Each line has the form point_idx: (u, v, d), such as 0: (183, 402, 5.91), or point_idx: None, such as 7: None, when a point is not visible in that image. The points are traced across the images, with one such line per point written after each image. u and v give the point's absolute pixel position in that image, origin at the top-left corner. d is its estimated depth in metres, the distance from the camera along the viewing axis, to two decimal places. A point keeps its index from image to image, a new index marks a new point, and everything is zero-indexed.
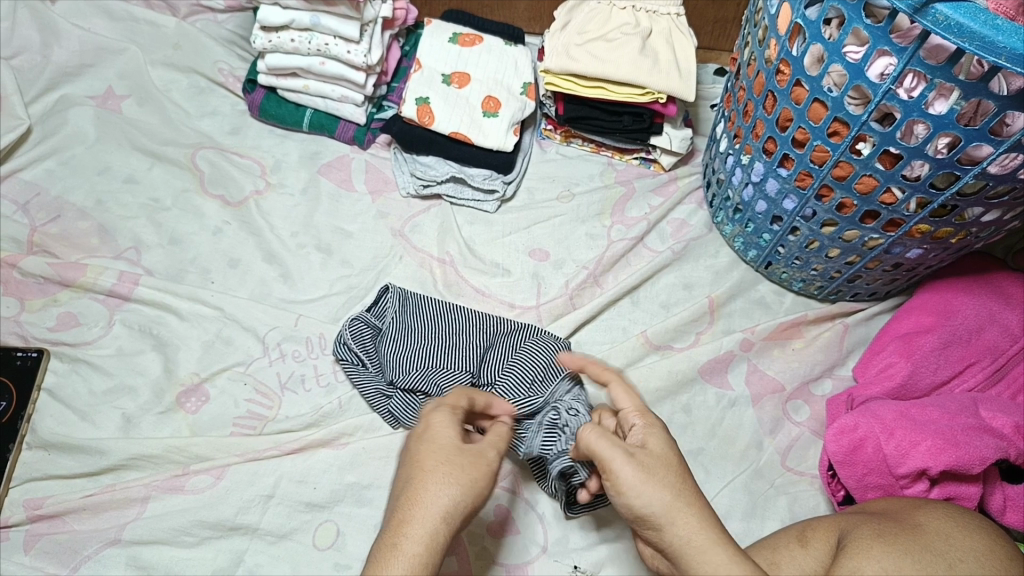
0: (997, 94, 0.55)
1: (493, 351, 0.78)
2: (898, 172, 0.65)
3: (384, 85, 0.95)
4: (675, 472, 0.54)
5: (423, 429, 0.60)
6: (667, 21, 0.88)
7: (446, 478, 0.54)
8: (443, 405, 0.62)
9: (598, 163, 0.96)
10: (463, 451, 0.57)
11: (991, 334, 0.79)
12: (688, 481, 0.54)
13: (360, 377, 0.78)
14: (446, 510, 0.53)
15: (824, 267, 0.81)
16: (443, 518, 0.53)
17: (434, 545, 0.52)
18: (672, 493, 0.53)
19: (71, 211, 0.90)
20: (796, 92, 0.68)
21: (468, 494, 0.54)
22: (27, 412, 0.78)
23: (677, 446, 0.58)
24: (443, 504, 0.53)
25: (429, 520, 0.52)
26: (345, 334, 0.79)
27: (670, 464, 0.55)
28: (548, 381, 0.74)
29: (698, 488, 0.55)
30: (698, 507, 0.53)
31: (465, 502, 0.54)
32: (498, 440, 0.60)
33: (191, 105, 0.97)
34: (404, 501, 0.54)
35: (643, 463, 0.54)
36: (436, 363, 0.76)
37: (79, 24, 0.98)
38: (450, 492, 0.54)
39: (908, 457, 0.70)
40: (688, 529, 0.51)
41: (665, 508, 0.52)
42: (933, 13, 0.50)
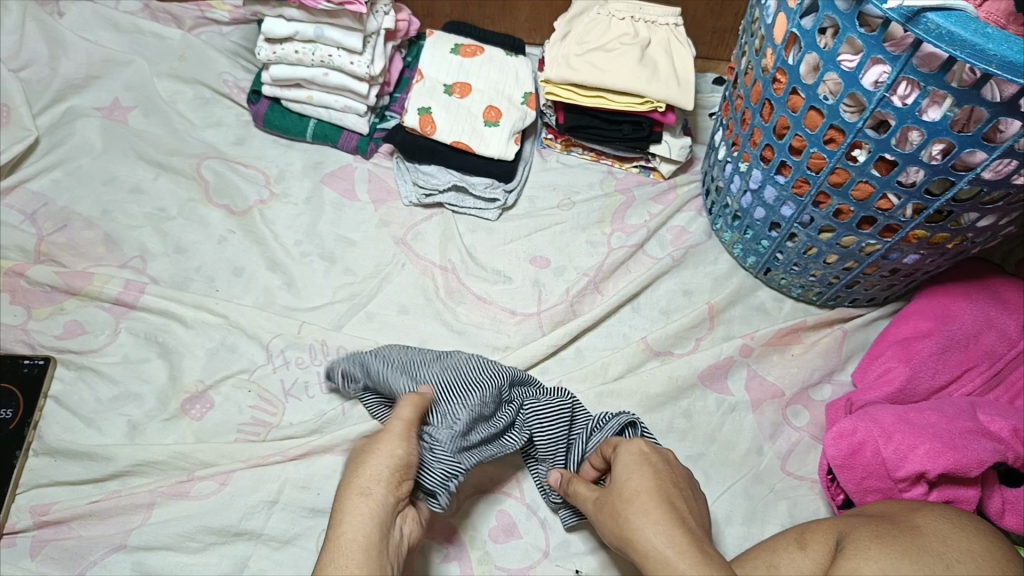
0: (989, 101, 0.55)
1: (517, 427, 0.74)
2: (893, 179, 0.66)
3: (386, 96, 0.96)
4: (623, 493, 0.58)
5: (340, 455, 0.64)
6: (665, 31, 0.89)
7: (355, 464, 0.58)
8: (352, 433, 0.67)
9: (598, 171, 0.97)
10: (374, 437, 0.61)
11: (988, 338, 0.80)
12: (634, 496, 0.57)
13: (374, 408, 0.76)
14: (365, 485, 0.56)
15: (823, 273, 0.82)
16: (361, 493, 0.55)
17: (368, 516, 0.54)
18: (619, 521, 0.56)
19: (78, 220, 0.91)
20: (793, 101, 0.69)
21: (384, 462, 0.58)
22: (34, 420, 0.79)
23: (640, 465, 0.60)
24: (358, 481, 0.56)
25: (351, 500, 0.55)
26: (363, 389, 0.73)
27: (620, 494, 0.58)
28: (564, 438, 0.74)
29: (651, 497, 0.56)
30: (639, 520, 0.54)
31: (379, 469, 0.57)
32: (409, 405, 0.64)
33: (196, 115, 0.98)
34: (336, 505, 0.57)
35: (607, 501, 0.59)
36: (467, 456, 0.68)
37: (87, 36, 1.00)
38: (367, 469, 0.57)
39: (907, 461, 0.70)
40: (635, 551, 0.53)
41: (620, 538, 0.56)
42: (925, 22, 0.51)
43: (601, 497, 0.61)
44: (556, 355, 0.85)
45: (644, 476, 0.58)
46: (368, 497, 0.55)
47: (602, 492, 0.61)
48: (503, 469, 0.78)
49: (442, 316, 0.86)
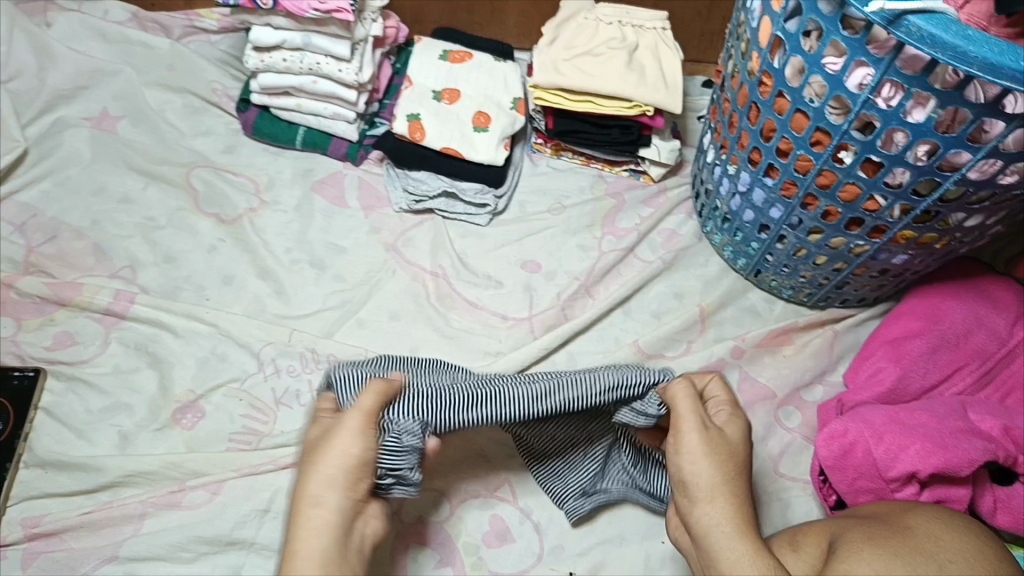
0: (973, 102, 0.56)
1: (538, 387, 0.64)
2: (880, 180, 0.66)
3: (376, 102, 0.96)
4: (736, 472, 0.59)
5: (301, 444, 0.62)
6: (653, 35, 0.90)
7: (307, 466, 0.56)
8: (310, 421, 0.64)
9: (588, 175, 0.97)
10: (329, 432, 0.58)
11: (978, 338, 0.80)
12: (742, 483, 0.59)
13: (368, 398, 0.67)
14: (315, 493, 0.55)
15: (812, 274, 0.82)
16: (311, 503, 0.55)
17: (320, 528, 0.54)
18: (724, 475, 0.58)
19: (67, 231, 0.90)
20: (779, 104, 0.69)
21: (336, 465, 0.56)
22: (24, 431, 0.79)
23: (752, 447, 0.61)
24: (309, 485, 0.55)
25: (304, 512, 0.55)
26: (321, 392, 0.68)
27: (733, 453, 0.59)
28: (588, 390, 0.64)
29: (749, 495, 0.59)
30: (740, 503, 0.57)
31: (330, 474, 0.55)
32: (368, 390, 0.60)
33: (186, 124, 0.98)
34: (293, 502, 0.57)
35: (715, 448, 0.59)
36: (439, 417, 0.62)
37: (75, 47, 0.99)
38: (317, 474, 0.56)
39: (898, 461, 0.70)
40: (721, 514, 0.57)
41: (709, 483, 0.58)
42: (907, 25, 0.51)
43: (707, 432, 0.60)
44: (548, 359, 0.84)
45: (747, 462, 0.60)
46: (321, 508, 0.54)
47: (709, 429, 0.60)
48: (495, 474, 0.78)
49: (433, 321, 0.86)
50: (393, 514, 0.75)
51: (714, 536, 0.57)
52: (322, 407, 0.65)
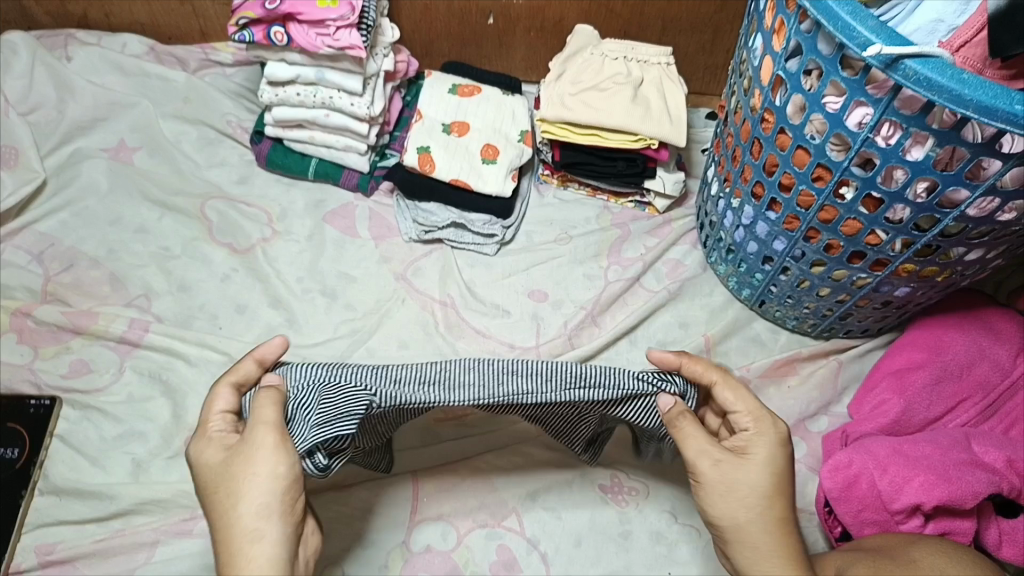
0: (970, 142, 0.57)
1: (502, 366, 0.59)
2: (881, 216, 0.67)
3: (387, 134, 0.97)
4: (764, 504, 0.58)
5: (195, 467, 0.59)
6: (658, 70, 0.92)
7: (232, 498, 0.55)
8: (200, 437, 0.60)
9: (594, 206, 0.98)
10: (243, 456, 0.56)
11: (982, 368, 0.80)
12: (774, 512, 0.58)
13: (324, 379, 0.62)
14: (251, 526, 0.55)
15: (816, 306, 0.84)
16: (252, 539, 0.55)
17: (266, 564, 0.54)
18: (749, 513, 0.58)
19: (84, 260, 0.92)
20: (781, 140, 0.71)
21: (267, 492, 0.55)
22: (40, 459, 0.80)
23: (778, 463, 0.59)
24: (241, 517, 0.55)
25: (244, 549, 0.54)
26: (264, 362, 0.64)
27: (755, 486, 0.58)
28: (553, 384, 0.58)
29: (786, 519, 0.58)
30: (775, 537, 0.58)
31: (265, 504, 0.55)
32: (267, 402, 0.58)
33: (200, 155, 1.00)
34: (219, 536, 0.56)
35: (734, 485, 0.58)
36: (384, 395, 0.58)
37: (93, 80, 1.02)
38: (245, 506, 0.55)
39: (902, 493, 0.71)
40: (755, 552, 0.58)
41: (734, 524, 0.58)
42: (903, 69, 0.52)
43: (722, 467, 0.58)
44: None
45: (778, 484, 0.58)
46: (263, 541, 0.55)
47: (722, 464, 0.59)
48: (502, 503, 0.79)
49: (442, 350, 0.87)
50: (400, 544, 0.77)
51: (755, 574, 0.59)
52: (210, 419, 0.61)
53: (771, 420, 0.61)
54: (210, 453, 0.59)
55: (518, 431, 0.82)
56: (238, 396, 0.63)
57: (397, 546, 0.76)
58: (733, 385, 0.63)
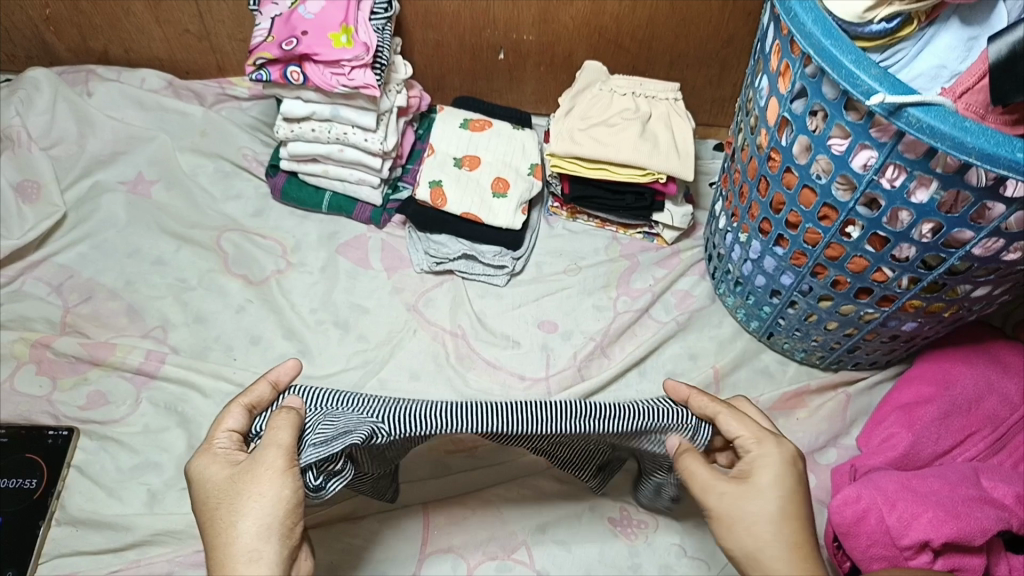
0: (975, 185, 0.58)
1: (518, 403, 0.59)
2: (887, 254, 0.68)
3: (399, 167, 0.99)
4: (773, 530, 0.56)
5: (195, 482, 0.58)
6: (666, 105, 0.93)
7: (235, 517, 0.55)
8: (204, 451, 0.59)
9: (603, 237, 1.00)
10: (249, 474, 0.56)
11: (990, 403, 0.81)
12: (787, 536, 0.56)
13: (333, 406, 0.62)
14: (250, 547, 0.54)
15: (823, 339, 0.84)
16: (248, 560, 0.54)
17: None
18: (757, 541, 0.56)
19: (102, 292, 0.94)
20: (787, 178, 0.72)
21: (271, 512, 0.55)
22: (57, 489, 0.82)
23: (786, 486, 0.57)
24: (242, 537, 0.54)
25: (240, 570, 0.54)
26: (279, 384, 0.64)
27: (760, 512, 0.56)
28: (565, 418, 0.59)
29: (803, 542, 0.56)
30: (793, 565, 0.55)
31: (267, 524, 0.55)
32: (284, 426, 0.58)
33: (217, 188, 1.02)
34: (215, 555, 0.55)
35: (742, 514, 0.56)
36: (391, 423, 0.58)
37: (113, 114, 1.04)
38: (247, 526, 0.55)
39: (911, 529, 0.71)
40: None
41: (746, 555, 0.57)
42: (907, 116, 0.53)
43: (723, 495, 0.57)
44: None
45: (789, 507, 0.57)
46: (259, 562, 0.54)
47: (724, 491, 0.57)
48: (512, 536, 0.79)
49: (452, 381, 0.88)
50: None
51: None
52: (218, 434, 0.60)
53: (776, 441, 0.59)
54: (214, 470, 0.58)
55: (527, 464, 0.83)
56: (249, 416, 0.62)
57: None
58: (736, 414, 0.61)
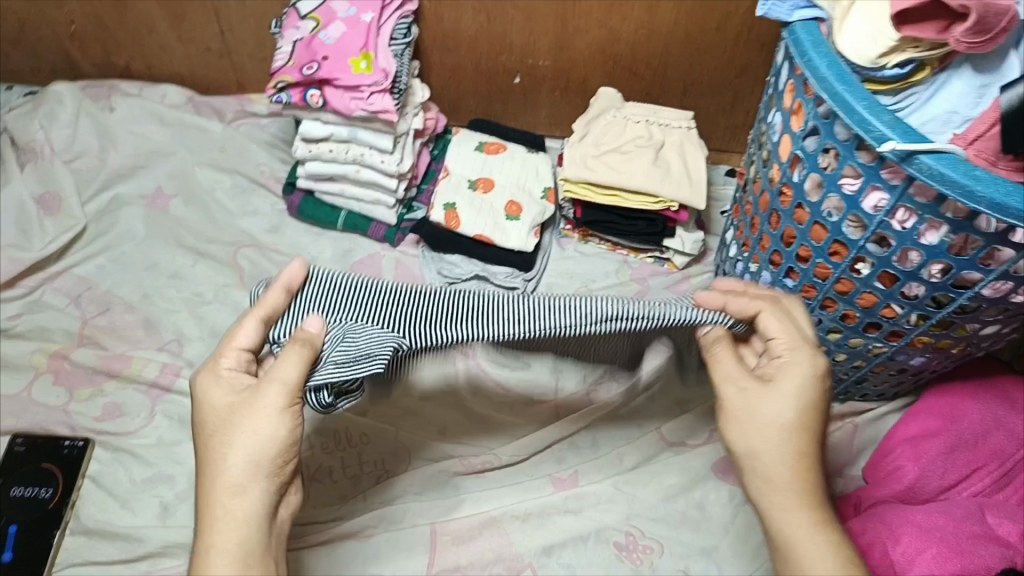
0: (984, 231, 0.58)
1: (530, 309, 0.58)
2: (897, 291, 0.68)
3: (414, 188, 1.00)
4: (785, 437, 0.56)
5: (197, 402, 0.57)
6: (679, 133, 0.94)
7: (227, 450, 0.54)
8: (211, 368, 0.57)
9: (614, 261, 1.00)
10: (248, 405, 0.55)
11: (997, 438, 0.81)
12: (793, 442, 0.56)
13: (345, 310, 0.59)
14: (237, 481, 0.54)
15: (832, 370, 0.85)
16: (234, 490, 0.54)
17: (241, 516, 0.54)
18: (764, 440, 0.56)
19: (119, 304, 0.96)
20: (798, 213, 0.72)
21: (262, 450, 0.54)
22: (72, 500, 0.83)
23: (806, 395, 0.56)
24: (231, 470, 0.54)
25: (223, 499, 0.54)
26: (291, 288, 0.59)
27: (777, 414, 0.56)
28: (591, 316, 0.57)
29: (808, 449, 0.57)
30: (791, 466, 0.56)
31: (257, 462, 0.54)
32: (292, 359, 0.54)
33: (234, 203, 1.03)
34: (204, 482, 0.55)
35: (759, 413, 0.56)
36: (413, 336, 0.57)
37: (134, 129, 1.06)
38: (237, 461, 0.54)
39: (915, 564, 0.71)
40: (768, 479, 0.57)
41: (748, 447, 0.57)
42: (918, 163, 0.54)
43: (745, 392, 0.57)
44: (569, 440, 0.87)
45: (807, 416, 0.56)
46: (243, 495, 0.54)
47: (747, 389, 0.57)
48: (518, 557, 0.80)
49: None
50: None
51: (789, 544, 0.57)
52: (228, 349, 0.58)
53: (810, 352, 0.57)
54: (216, 392, 0.57)
55: (535, 484, 0.84)
56: (265, 329, 0.58)
57: None
58: (779, 314, 0.59)
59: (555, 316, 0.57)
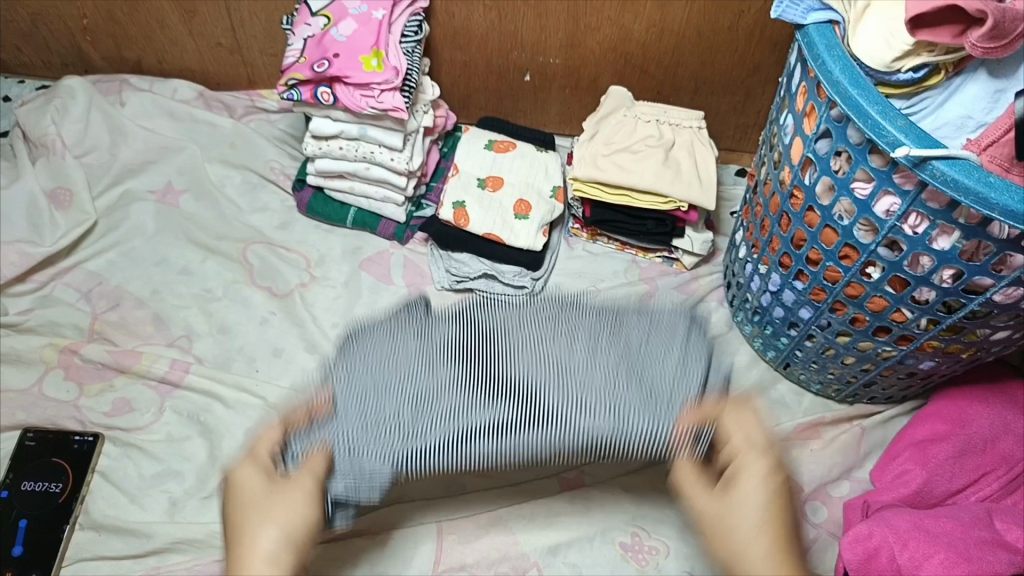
0: (996, 237, 0.58)
1: (510, 443, 0.66)
2: (907, 296, 0.68)
3: (423, 185, 1.00)
4: (757, 541, 0.62)
5: (234, 486, 0.66)
6: (689, 133, 0.94)
7: (263, 527, 0.63)
8: (247, 457, 0.68)
9: (623, 260, 1.00)
10: (282, 488, 0.64)
11: (1006, 443, 0.81)
12: (766, 540, 0.62)
13: (350, 420, 0.67)
14: (271, 555, 0.62)
15: (840, 372, 0.84)
16: (268, 561, 0.62)
17: None
18: (734, 548, 0.63)
19: (129, 299, 0.96)
20: (809, 216, 0.72)
21: (293, 527, 0.63)
22: (82, 494, 0.84)
23: (768, 497, 0.63)
24: (266, 546, 0.62)
25: (258, 568, 0.62)
26: (314, 415, 0.69)
27: (738, 524, 0.63)
28: (566, 445, 0.67)
29: (785, 546, 0.62)
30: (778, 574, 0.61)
31: (286, 539, 0.63)
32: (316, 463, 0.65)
33: (244, 200, 1.03)
34: (235, 564, 0.62)
35: (727, 525, 0.63)
36: (410, 457, 0.65)
37: (145, 124, 1.06)
38: (272, 538, 0.63)
39: (922, 569, 0.71)
40: None
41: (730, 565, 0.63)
42: (931, 169, 0.54)
43: (711, 502, 0.65)
44: None
45: (772, 517, 0.62)
46: (276, 565, 0.62)
47: (713, 495, 0.65)
48: (524, 557, 0.80)
49: None
50: None
51: None
52: (263, 441, 0.69)
53: (761, 452, 0.65)
54: (251, 479, 0.66)
55: (542, 484, 0.84)
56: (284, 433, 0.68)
57: None
58: (738, 418, 0.67)
59: (535, 439, 0.66)
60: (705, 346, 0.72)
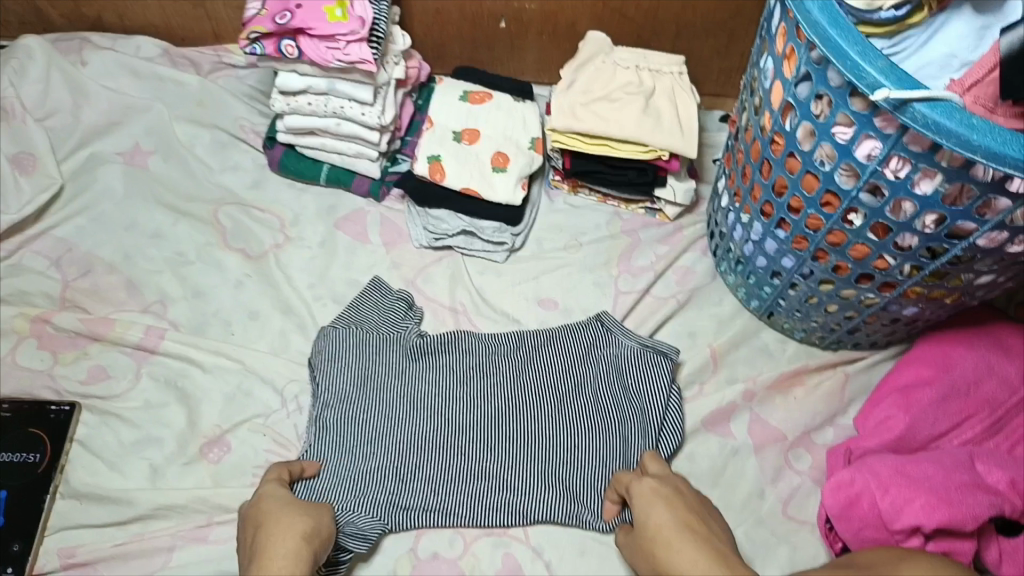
0: (980, 180, 0.57)
1: (474, 507, 0.79)
2: (889, 242, 0.67)
3: (398, 140, 0.97)
4: (667, 538, 0.64)
5: (258, 498, 0.71)
6: (670, 79, 0.91)
7: (300, 514, 0.68)
8: (272, 477, 0.74)
9: (605, 212, 0.98)
10: (309, 504, 0.71)
11: (989, 386, 0.81)
12: (677, 531, 0.65)
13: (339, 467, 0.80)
14: (305, 534, 0.66)
15: (824, 320, 0.83)
16: (307, 534, 0.66)
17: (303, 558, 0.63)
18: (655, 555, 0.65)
19: (100, 265, 0.94)
20: (790, 163, 0.70)
21: (323, 526, 0.69)
22: (61, 463, 0.83)
23: (658, 498, 0.68)
24: (303, 526, 0.66)
25: (294, 535, 0.65)
26: (305, 475, 0.78)
27: (647, 533, 0.67)
28: (522, 512, 0.79)
29: (692, 531, 0.64)
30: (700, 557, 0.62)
31: (320, 530, 0.67)
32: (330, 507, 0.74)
33: (214, 159, 1.00)
34: (267, 537, 0.65)
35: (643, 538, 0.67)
36: (394, 521, 0.78)
37: (107, 83, 1.02)
38: (307, 522, 0.67)
39: (903, 514, 0.72)
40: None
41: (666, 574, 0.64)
42: (912, 111, 0.52)
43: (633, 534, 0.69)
44: None
45: (674, 514, 0.66)
46: (309, 541, 0.65)
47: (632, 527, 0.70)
48: None
49: None
50: (409, 550, 0.79)
51: None
52: (284, 470, 0.76)
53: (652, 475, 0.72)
54: (276, 491, 0.72)
55: None
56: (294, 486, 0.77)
57: (406, 553, 0.79)
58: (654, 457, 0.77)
59: (495, 509, 0.79)
60: (658, 381, 0.83)
